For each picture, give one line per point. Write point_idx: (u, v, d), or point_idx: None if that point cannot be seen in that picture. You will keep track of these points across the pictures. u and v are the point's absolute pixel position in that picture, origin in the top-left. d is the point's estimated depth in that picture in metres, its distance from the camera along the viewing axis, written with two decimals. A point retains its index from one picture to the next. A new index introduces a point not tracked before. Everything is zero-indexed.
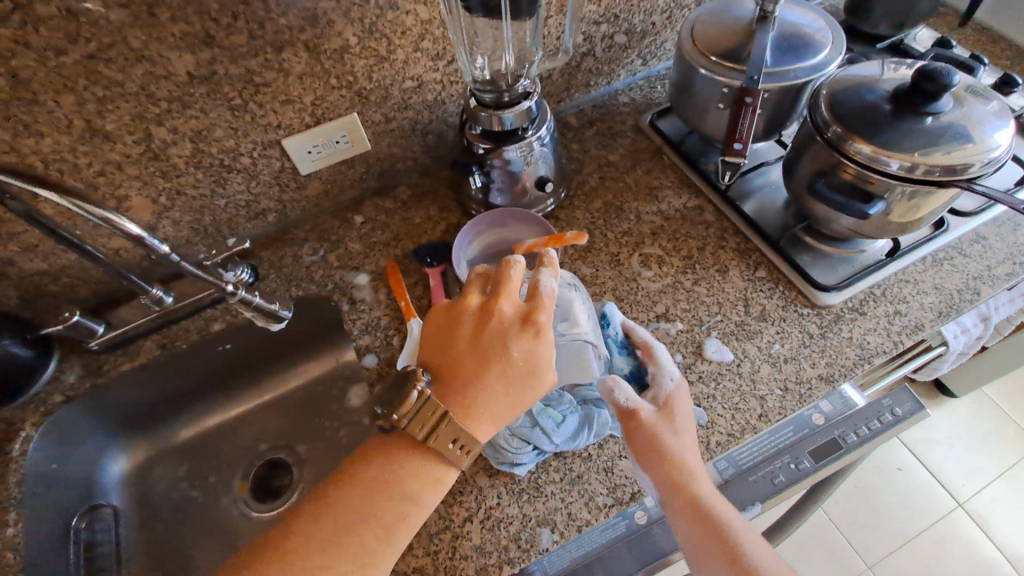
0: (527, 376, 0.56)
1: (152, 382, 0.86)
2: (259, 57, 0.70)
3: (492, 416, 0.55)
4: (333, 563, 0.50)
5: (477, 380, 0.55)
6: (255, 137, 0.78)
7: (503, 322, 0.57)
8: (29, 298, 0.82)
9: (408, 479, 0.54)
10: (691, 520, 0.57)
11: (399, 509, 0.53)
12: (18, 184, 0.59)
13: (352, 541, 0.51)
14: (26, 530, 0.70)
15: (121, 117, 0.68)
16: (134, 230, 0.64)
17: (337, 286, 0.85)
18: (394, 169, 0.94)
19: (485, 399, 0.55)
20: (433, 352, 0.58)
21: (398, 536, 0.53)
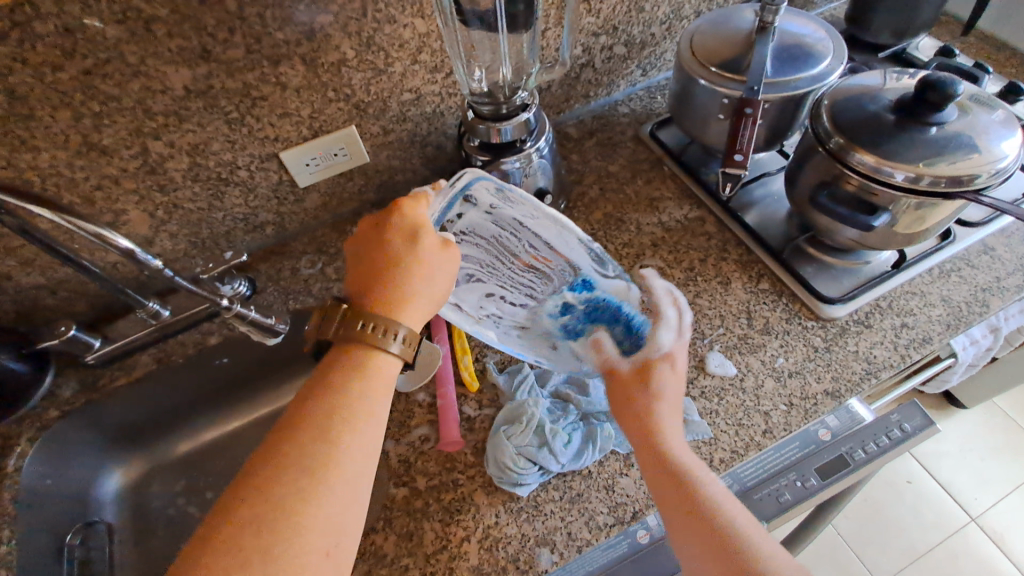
0: (420, 254, 0.57)
1: (148, 396, 0.85)
2: (256, 71, 0.70)
3: (401, 299, 0.55)
4: (277, 474, 0.45)
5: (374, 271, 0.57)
6: (252, 150, 0.78)
7: (375, 230, 0.59)
8: (26, 313, 0.82)
9: (337, 379, 0.51)
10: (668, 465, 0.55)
11: (343, 408, 0.49)
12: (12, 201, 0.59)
13: (290, 448, 0.46)
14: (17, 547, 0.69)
15: (118, 131, 0.68)
16: (126, 246, 0.64)
17: (335, 299, 0.85)
18: (393, 181, 0.93)
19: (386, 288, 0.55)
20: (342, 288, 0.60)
21: (338, 432, 0.47)
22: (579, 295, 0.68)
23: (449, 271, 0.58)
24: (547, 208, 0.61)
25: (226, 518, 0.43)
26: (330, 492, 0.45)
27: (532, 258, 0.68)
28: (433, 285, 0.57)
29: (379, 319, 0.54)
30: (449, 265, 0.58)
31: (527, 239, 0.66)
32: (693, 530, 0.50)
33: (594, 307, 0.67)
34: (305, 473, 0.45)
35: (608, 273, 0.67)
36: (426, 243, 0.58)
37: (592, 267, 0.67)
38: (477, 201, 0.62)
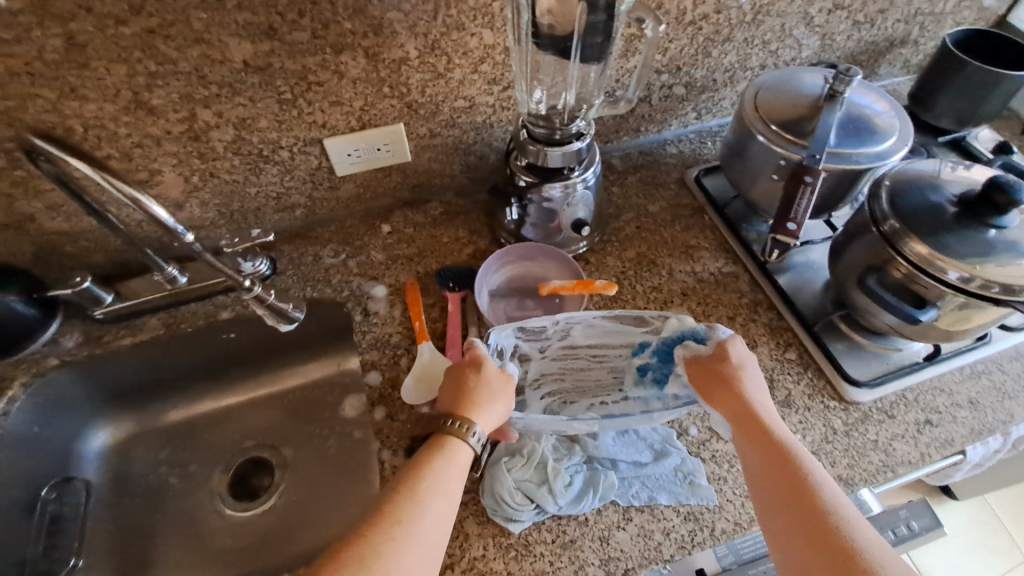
0: (480, 366, 0.61)
1: (149, 359, 0.84)
2: (318, 56, 0.69)
3: (467, 405, 0.58)
4: (371, 525, 0.48)
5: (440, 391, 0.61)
6: (298, 132, 0.77)
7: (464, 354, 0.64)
8: (43, 256, 0.80)
9: (423, 456, 0.55)
10: (771, 465, 0.54)
11: (427, 475, 0.53)
12: (56, 154, 0.60)
13: (384, 506, 0.50)
14: None
15: (169, 93, 0.67)
16: (157, 214, 0.63)
17: (353, 293, 0.83)
18: (430, 183, 0.92)
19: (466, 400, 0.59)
20: None
21: (424, 493, 0.51)
22: (648, 352, 0.69)
23: (508, 383, 0.61)
24: (561, 318, 0.69)
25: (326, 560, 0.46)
26: (412, 549, 0.47)
27: (595, 348, 0.72)
28: (494, 392, 0.60)
29: (447, 421, 0.57)
30: (507, 378, 0.61)
31: (577, 342, 0.72)
32: (789, 511, 0.51)
33: (666, 349, 0.67)
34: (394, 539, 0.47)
35: (651, 329, 0.69)
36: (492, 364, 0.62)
37: (640, 332, 0.70)
38: (526, 352, 0.71)
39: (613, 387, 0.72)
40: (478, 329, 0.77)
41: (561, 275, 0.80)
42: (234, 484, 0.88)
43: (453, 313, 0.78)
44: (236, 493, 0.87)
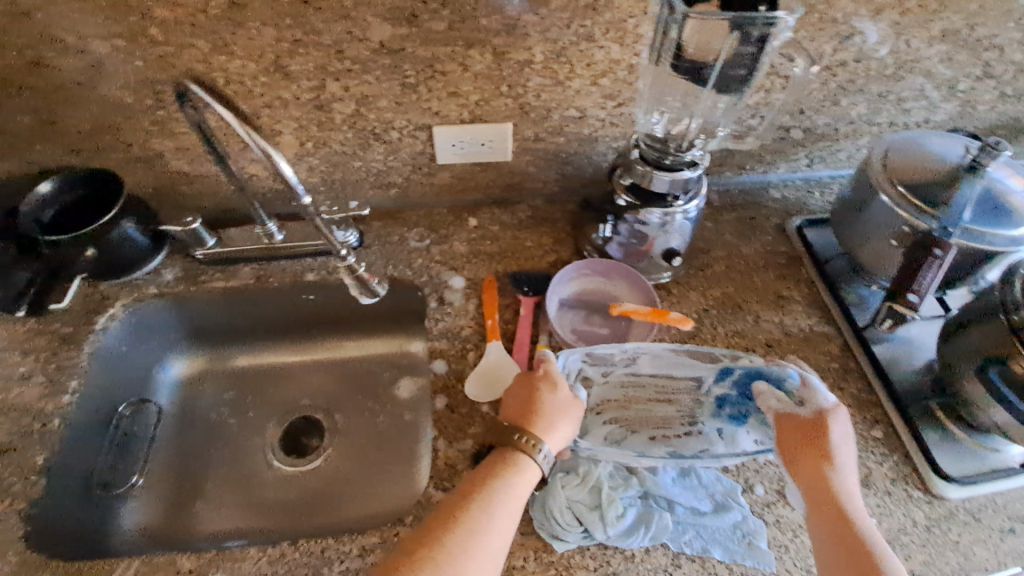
0: (551, 385, 0.62)
1: (233, 305, 0.88)
2: (449, 47, 0.70)
3: (536, 423, 0.59)
4: (446, 530, 0.51)
5: (508, 401, 0.63)
6: (412, 116, 0.79)
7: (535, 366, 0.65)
8: (160, 192, 0.86)
9: (496, 462, 0.57)
10: (843, 542, 0.53)
11: (501, 485, 0.55)
12: (203, 96, 0.62)
13: (460, 511, 0.53)
14: (78, 403, 0.74)
15: (306, 62, 0.71)
16: (285, 171, 0.65)
17: (431, 279, 0.84)
18: (522, 186, 0.93)
19: (535, 417, 0.60)
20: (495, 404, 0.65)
21: (497, 503, 0.54)
22: (726, 384, 0.65)
23: (577, 406, 0.62)
24: (629, 346, 0.66)
25: (405, 555, 0.50)
26: (481, 559, 0.50)
27: (660, 379, 0.68)
28: (562, 413, 0.61)
29: (516, 437, 0.58)
30: (576, 400, 0.62)
31: (642, 372, 0.68)
32: None
33: (745, 383, 0.64)
34: (462, 545, 0.51)
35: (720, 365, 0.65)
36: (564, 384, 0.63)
37: (708, 366, 0.66)
38: (590, 374, 0.68)
39: (677, 422, 0.66)
40: (547, 339, 0.75)
41: (636, 300, 0.78)
42: (285, 438, 0.91)
43: (524, 316, 0.78)
44: (285, 448, 0.90)
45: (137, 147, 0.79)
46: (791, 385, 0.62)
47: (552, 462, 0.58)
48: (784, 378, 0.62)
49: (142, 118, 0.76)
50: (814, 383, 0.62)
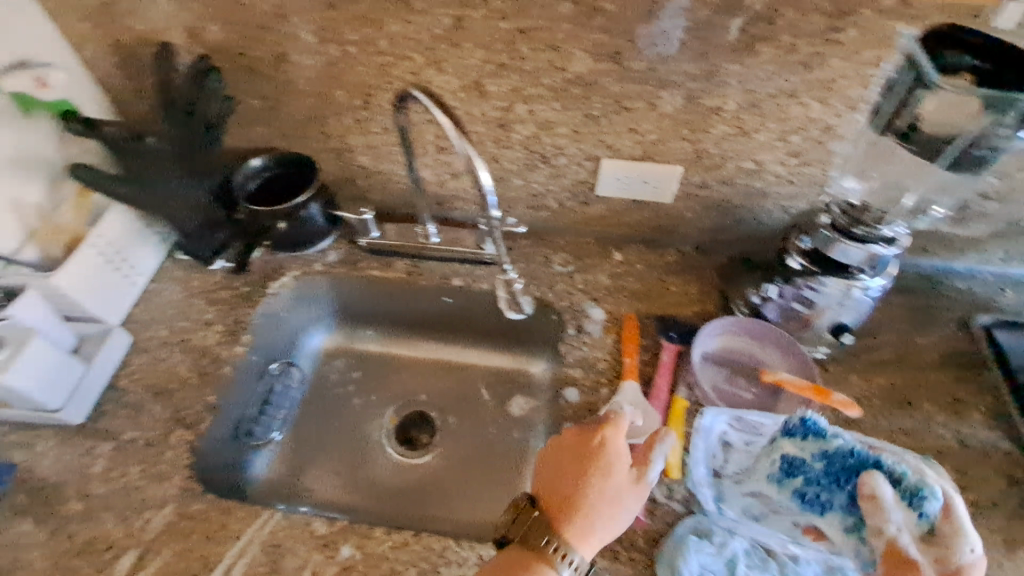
0: (611, 464, 0.59)
1: (381, 293, 0.95)
2: (643, 86, 0.72)
3: (580, 530, 0.56)
4: None
5: (550, 476, 0.60)
6: (585, 146, 0.82)
7: (594, 450, 0.60)
8: (340, 182, 0.95)
9: (530, 563, 0.55)
10: None
11: None
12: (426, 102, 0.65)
13: None
14: (245, 359, 0.82)
15: (504, 84, 0.75)
16: (483, 180, 0.67)
17: (570, 305, 0.86)
18: (673, 229, 0.92)
19: (583, 520, 0.56)
20: (541, 475, 0.61)
21: None
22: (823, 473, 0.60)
23: (643, 487, 0.58)
24: (783, 418, 0.67)
25: None
26: None
27: None
28: (620, 496, 0.57)
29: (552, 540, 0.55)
30: (642, 480, 0.58)
31: None
32: None
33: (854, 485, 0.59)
34: None
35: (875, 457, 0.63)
36: (634, 489, 0.58)
37: None
38: (732, 441, 0.67)
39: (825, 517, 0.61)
40: (687, 391, 0.75)
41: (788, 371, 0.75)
42: (399, 427, 0.95)
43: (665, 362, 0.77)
44: (399, 437, 0.94)
45: (334, 139, 0.88)
46: (932, 507, 0.55)
47: (584, 570, 0.55)
48: (925, 497, 0.55)
49: (346, 115, 0.84)
50: (959, 515, 0.54)
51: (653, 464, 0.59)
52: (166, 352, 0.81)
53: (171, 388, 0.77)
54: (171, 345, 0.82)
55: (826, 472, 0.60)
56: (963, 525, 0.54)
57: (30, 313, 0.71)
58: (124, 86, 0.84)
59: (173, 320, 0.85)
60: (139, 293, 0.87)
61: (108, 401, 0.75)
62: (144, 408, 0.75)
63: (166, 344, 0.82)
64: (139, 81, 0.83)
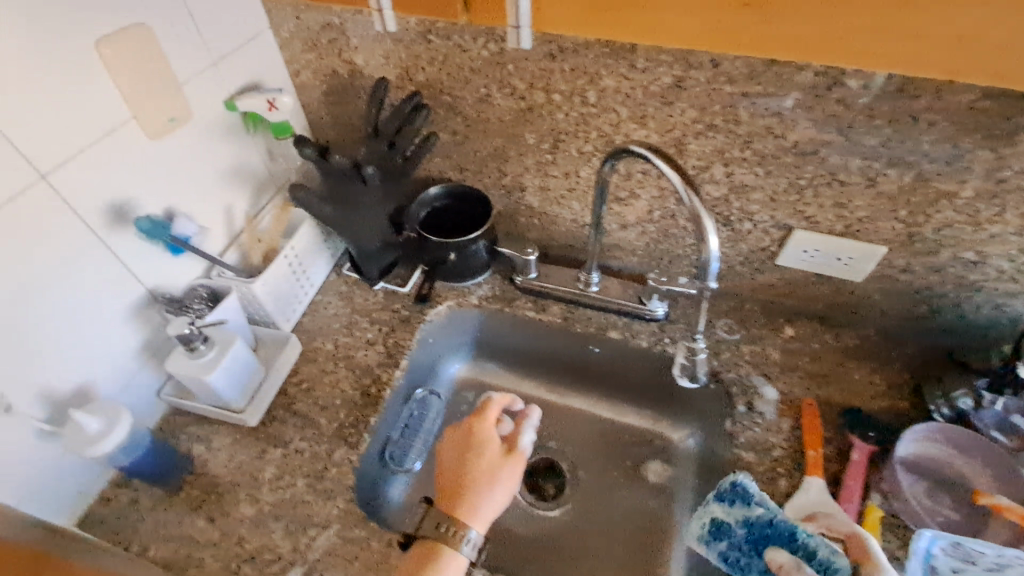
0: (483, 445, 0.67)
1: (530, 334, 0.94)
2: (868, 162, 0.67)
3: (465, 510, 0.63)
4: None
5: (451, 469, 0.66)
6: (778, 214, 0.77)
7: (482, 433, 0.69)
8: (503, 218, 0.96)
9: (433, 557, 0.60)
10: None
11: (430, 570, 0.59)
12: (656, 161, 0.62)
13: None
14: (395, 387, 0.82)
15: (708, 144, 0.72)
16: (711, 245, 0.62)
17: (738, 378, 0.81)
18: (853, 308, 0.86)
19: (467, 503, 0.63)
20: (444, 466, 0.67)
21: None
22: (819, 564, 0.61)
23: (516, 457, 0.67)
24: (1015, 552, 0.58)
25: None
26: None
27: None
28: (496, 471, 0.65)
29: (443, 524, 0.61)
30: (515, 452, 0.67)
31: None
32: None
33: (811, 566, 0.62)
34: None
35: None
36: (494, 454, 0.67)
37: None
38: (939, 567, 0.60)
39: None
40: (880, 500, 0.69)
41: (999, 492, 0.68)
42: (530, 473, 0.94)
43: (856, 464, 0.71)
44: (529, 484, 0.92)
45: (509, 178, 0.89)
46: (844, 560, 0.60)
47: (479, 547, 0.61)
48: (835, 553, 0.61)
49: (529, 157, 0.84)
50: (877, 555, 0.59)
51: (523, 436, 0.69)
52: (331, 366, 0.84)
53: (336, 404, 0.79)
54: (336, 360, 0.84)
55: (745, 537, 0.65)
56: (879, 560, 0.58)
57: (232, 315, 0.75)
58: (324, 110, 0.89)
59: (338, 335, 0.88)
60: (307, 303, 0.91)
61: (278, 408, 0.78)
62: (311, 420, 0.77)
63: (331, 358, 0.85)
64: (339, 108, 0.88)
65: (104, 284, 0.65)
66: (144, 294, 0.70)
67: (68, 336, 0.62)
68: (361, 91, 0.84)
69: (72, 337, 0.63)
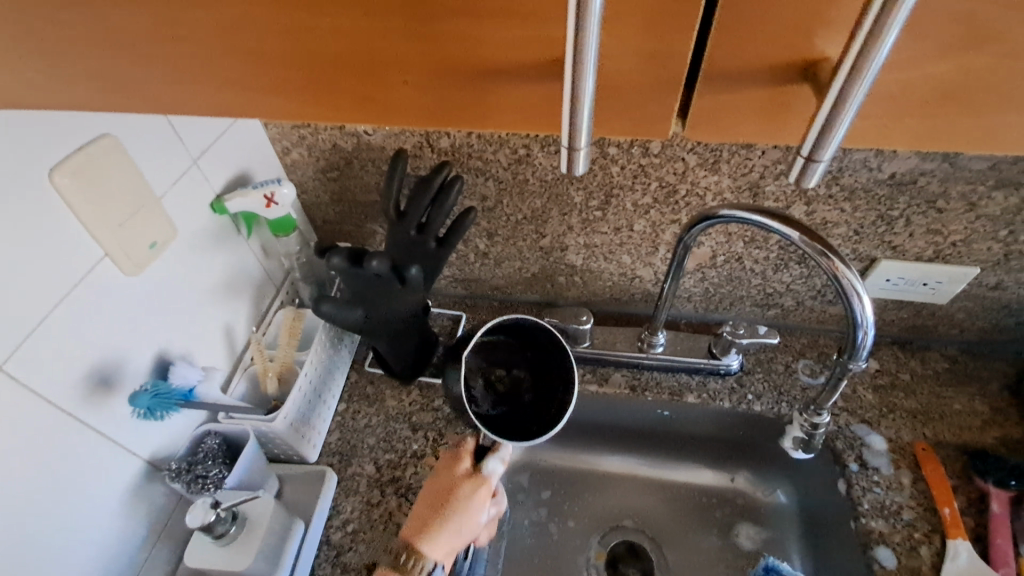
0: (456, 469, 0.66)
1: (592, 407, 0.82)
2: (971, 186, 0.61)
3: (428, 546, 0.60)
4: None
5: (426, 498, 0.64)
6: (862, 247, 0.69)
7: (453, 463, 0.66)
8: (538, 279, 0.85)
9: None
10: None
11: None
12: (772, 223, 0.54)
13: None
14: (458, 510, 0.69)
15: (788, 185, 0.64)
16: (859, 312, 0.53)
17: (836, 430, 0.72)
18: (936, 331, 0.79)
19: (442, 526, 0.61)
20: (420, 504, 0.64)
21: None
22: None
23: (484, 482, 0.65)
24: None
25: None
26: None
27: None
28: (474, 498, 0.63)
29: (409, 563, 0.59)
30: (483, 478, 0.65)
31: None
32: None
33: None
34: None
35: None
36: (462, 473, 0.65)
37: None
38: None
39: None
40: None
41: None
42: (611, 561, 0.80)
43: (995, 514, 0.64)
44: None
45: (548, 238, 0.78)
46: None
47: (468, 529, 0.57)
48: None
49: (573, 216, 0.74)
50: None
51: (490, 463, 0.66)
52: (378, 495, 0.70)
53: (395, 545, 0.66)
54: (381, 486, 0.71)
55: None
56: None
57: (249, 467, 0.61)
58: (322, 188, 0.76)
59: (377, 451, 0.74)
60: (330, 418, 0.76)
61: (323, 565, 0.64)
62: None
63: (375, 483, 0.71)
64: (340, 184, 0.75)
65: (101, 473, 0.51)
66: (143, 466, 0.56)
67: (68, 551, 0.49)
68: (368, 163, 0.71)
69: (77, 543, 0.49)
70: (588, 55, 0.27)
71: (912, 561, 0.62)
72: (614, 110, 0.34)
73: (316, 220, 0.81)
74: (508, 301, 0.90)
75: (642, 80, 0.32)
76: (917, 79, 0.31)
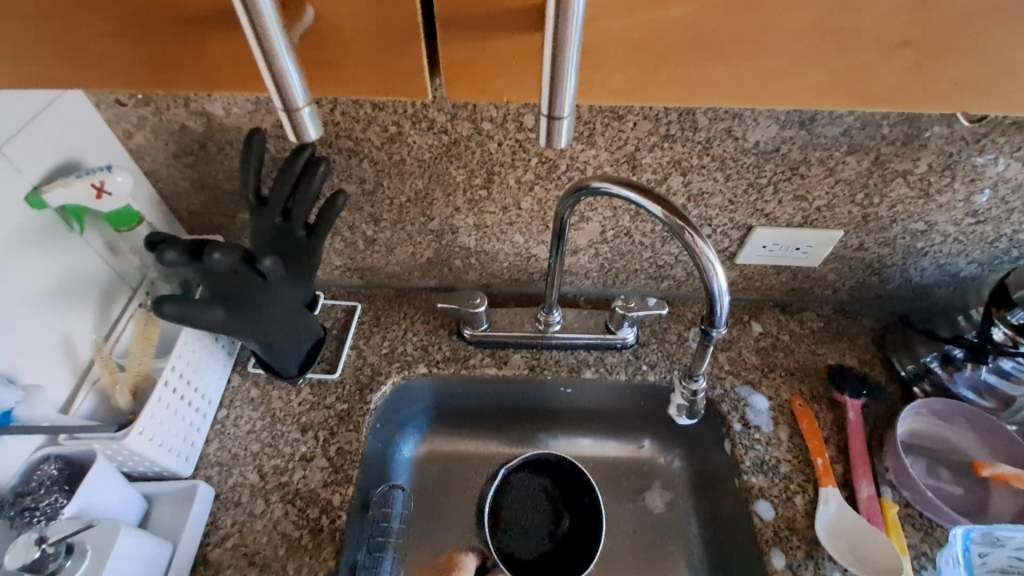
0: None
1: (495, 391, 0.80)
2: (828, 151, 0.63)
3: None
4: None
5: None
6: (738, 215, 0.71)
7: None
8: (433, 263, 0.82)
9: None
10: None
11: None
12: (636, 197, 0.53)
13: None
14: (350, 509, 0.66)
15: (663, 156, 0.64)
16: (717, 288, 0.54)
17: (724, 393, 0.75)
18: (812, 293, 0.83)
19: None
20: None
21: None
22: None
23: None
24: None
25: None
26: None
27: None
28: None
29: None
30: None
31: None
32: None
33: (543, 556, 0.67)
34: None
35: None
36: None
37: None
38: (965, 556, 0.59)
39: None
40: (892, 492, 0.67)
41: (985, 452, 0.70)
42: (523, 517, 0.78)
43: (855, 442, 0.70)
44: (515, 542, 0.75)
45: (436, 221, 0.75)
46: None
47: None
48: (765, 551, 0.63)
49: (457, 196, 0.71)
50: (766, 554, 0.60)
51: None
52: (262, 504, 0.65)
53: (280, 555, 0.62)
54: (266, 494, 0.66)
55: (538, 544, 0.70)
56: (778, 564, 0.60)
57: (99, 491, 0.55)
58: (179, 175, 0.68)
59: (261, 457, 0.69)
60: (208, 427, 0.70)
61: None
62: None
63: (258, 492, 0.66)
64: (197, 169, 0.68)
65: None
66: None
67: None
68: (226, 146, 0.65)
69: None
70: (268, 18, 0.31)
71: (788, 511, 0.66)
72: (391, 53, 0.40)
73: (180, 212, 0.73)
74: (406, 288, 0.86)
75: (397, 18, 0.38)
76: (658, 22, 0.37)
